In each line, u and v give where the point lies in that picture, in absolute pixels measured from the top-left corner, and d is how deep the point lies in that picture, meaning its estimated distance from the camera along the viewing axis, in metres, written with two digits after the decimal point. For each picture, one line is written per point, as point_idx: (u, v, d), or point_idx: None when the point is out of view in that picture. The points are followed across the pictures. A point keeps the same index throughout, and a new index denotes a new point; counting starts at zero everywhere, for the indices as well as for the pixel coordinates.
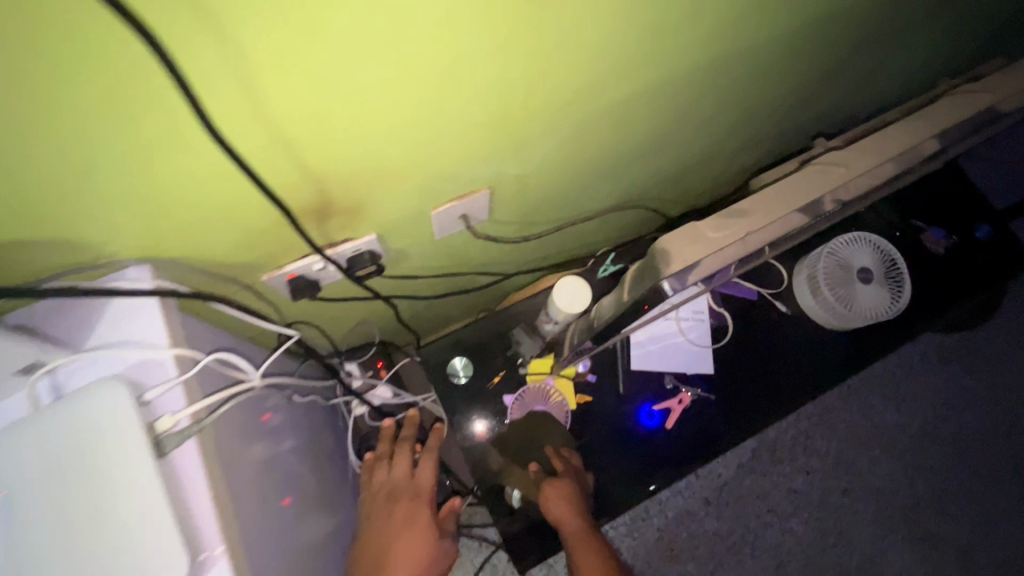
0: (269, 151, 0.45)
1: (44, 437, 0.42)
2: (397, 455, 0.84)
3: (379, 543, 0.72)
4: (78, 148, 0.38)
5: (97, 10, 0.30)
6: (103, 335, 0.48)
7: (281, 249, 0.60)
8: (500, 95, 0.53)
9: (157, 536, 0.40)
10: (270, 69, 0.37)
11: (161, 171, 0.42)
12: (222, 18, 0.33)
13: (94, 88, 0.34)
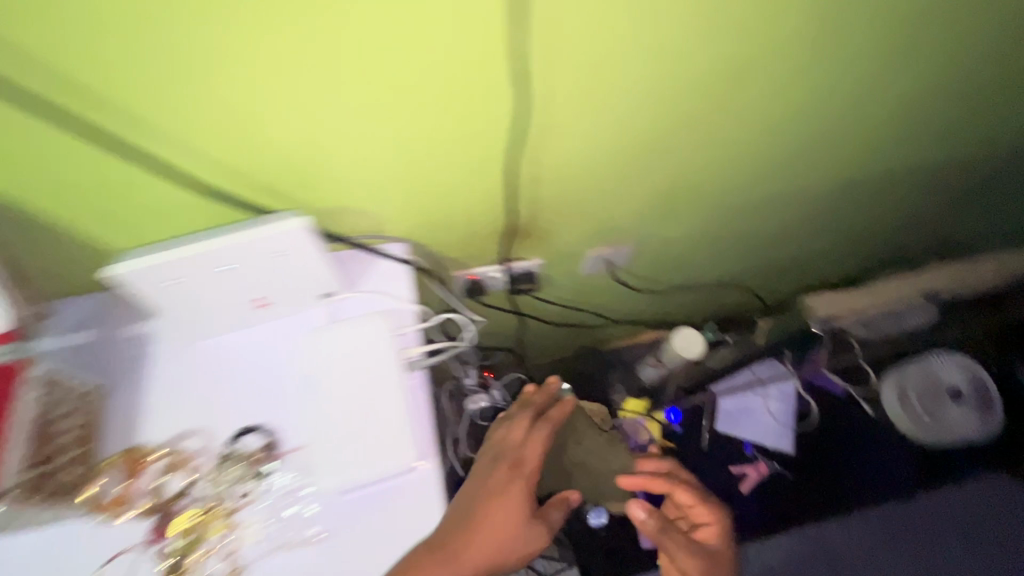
0: (517, 166, 0.63)
1: (336, 345, 0.61)
2: (519, 422, 0.66)
3: (470, 520, 0.55)
4: (417, 142, 0.56)
5: (490, 57, 0.49)
6: (370, 285, 0.65)
7: (477, 251, 0.77)
8: (678, 159, 0.70)
9: (396, 429, 0.57)
10: (553, 107, 0.56)
11: (448, 169, 0.61)
12: (548, 70, 0.52)
13: (453, 102, 0.53)
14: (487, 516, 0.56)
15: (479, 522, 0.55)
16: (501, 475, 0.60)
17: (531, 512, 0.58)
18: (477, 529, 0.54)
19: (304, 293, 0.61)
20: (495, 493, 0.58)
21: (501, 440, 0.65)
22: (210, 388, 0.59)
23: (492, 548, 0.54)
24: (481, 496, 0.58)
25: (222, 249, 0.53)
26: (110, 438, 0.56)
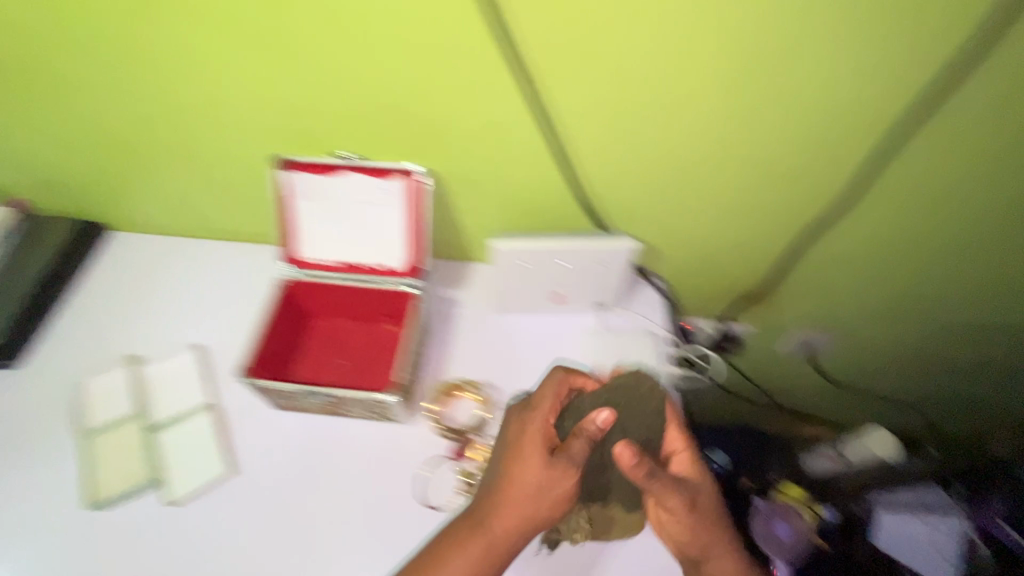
0: (793, 221, 0.70)
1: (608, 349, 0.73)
2: (541, 410, 0.59)
3: (477, 517, 0.55)
4: (726, 187, 0.66)
5: (828, 121, 0.58)
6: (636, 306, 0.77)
7: (710, 296, 0.86)
8: (933, 248, 0.73)
9: None
10: (855, 173, 0.63)
11: (737, 214, 0.70)
12: (872, 137, 0.59)
13: (776, 155, 0.62)
14: (490, 512, 0.55)
15: (464, 544, 0.54)
16: (502, 508, 0.55)
17: (545, 457, 0.56)
18: (467, 544, 0.54)
19: (591, 299, 0.74)
20: (511, 498, 0.55)
21: (512, 436, 0.58)
22: (504, 352, 0.73)
23: (488, 545, 0.54)
24: (512, 453, 0.57)
25: (570, 250, 0.67)
26: (433, 370, 0.71)
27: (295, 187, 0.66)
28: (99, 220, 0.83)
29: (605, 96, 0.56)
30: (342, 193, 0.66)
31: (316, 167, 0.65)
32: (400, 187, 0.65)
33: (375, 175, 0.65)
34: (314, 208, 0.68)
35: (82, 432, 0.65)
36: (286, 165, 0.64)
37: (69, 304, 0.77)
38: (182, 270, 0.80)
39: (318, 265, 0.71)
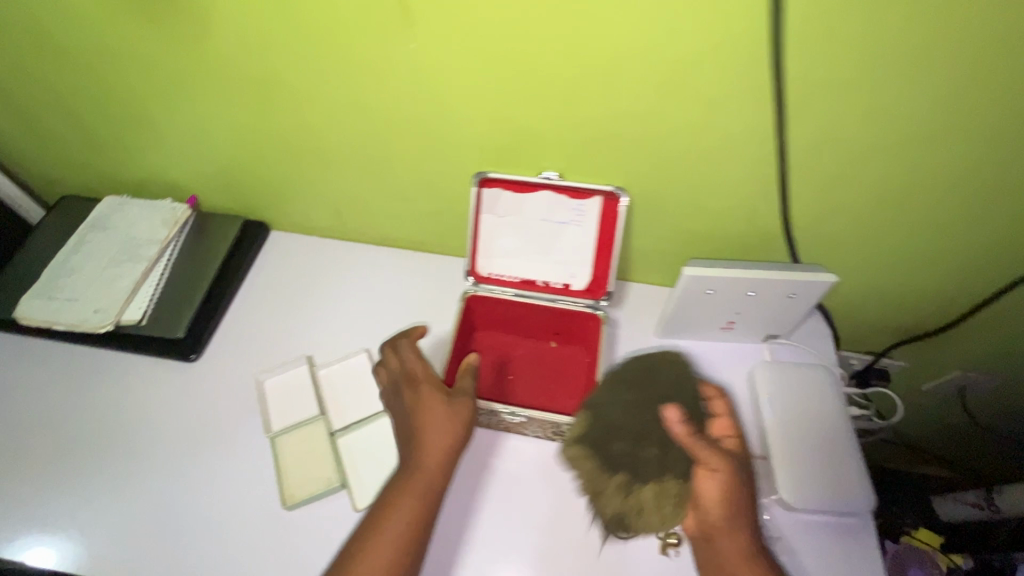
0: (993, 260, 0.66)
1: (784, 380, 0.69)
2: (414, 365, 0.63)
3: (387, 498, 0.54)
4: (933, 222, 0.63)
5: None
6: (803, 337, 0.75)
7: (868, 331, 0.83)
8: None
9: (839, 472, 0.63)
10: None
11: (935, 249, 0.67)
12: None
13: (1006, 192, 0.58)
14: (405, 488, 0.54)
15: (399, 500, 0.54)
16: (412, 454, 0.57)
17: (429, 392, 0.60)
18: (393, 514, 0.53)
19: (763, 330, 0.72)
20: (409, 443, 0.58)
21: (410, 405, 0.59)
22: None
23: (412, 514, 0.53)
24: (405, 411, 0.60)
25: (762, 281, 0.64)
26: None
27: (490, 200, 0.69)
28: (263, 219, 0.86)
29: (842, 136, 0.55)
30: (535, 209, 0.69)
31: (514, 183, 0.67)
32: (595, 206, 0.67)
33: (573, 194, 0.67)
34: (504, 222, 0.70)
35: (268, 429, 0.68)
36: (487, 178, 0.67)
37: (241, 301, 0.80)
38: (344, 277, 0.83)
39: (498, 280, 0.74)
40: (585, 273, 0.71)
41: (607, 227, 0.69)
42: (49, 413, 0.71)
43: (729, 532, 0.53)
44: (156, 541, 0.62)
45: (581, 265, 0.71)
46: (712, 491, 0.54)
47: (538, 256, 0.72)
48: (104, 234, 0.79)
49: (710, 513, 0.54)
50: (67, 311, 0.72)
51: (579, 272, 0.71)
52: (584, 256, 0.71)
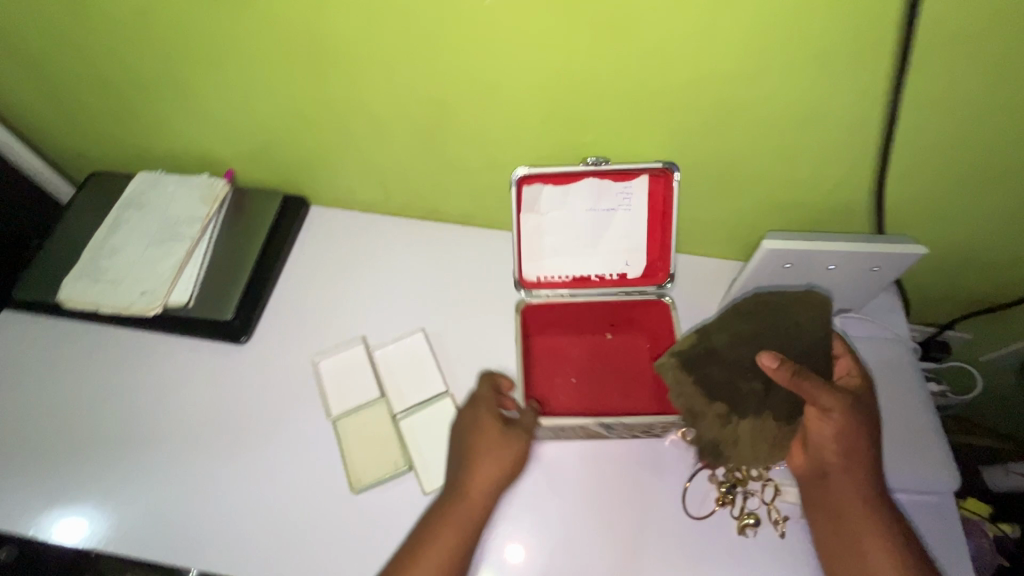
0: None
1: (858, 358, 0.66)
2: (483, 404, 0.62)
3: (448, 501, 0.56)
4: None
5: None
6: (875, 309, 0.72)
7: (938, 302, 0.80)
8: None
9: (918, 454, 0.61)
10: None
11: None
12: None
13: None
14: (463, 498, 0.56)
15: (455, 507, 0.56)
16: (465, 467, 0.58)
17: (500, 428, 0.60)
18: (453, 518, 0.55)
19: (834, 303, 0.70)
20: (466, 462, 0.58)
21: (464, 426, 0.61)
22: None
23: (467, 521, 0.55)
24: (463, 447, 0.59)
25: (846, 254, 0.61)
26: None
27: (529, 196, 0.67)
28: (302, 194, 0.83)
29: (948, 100, 0.51)
30: (578, 198, 0.66)
31: (552, 176, 0.64)
32: (643, 185, 0.65)
33: (619, 176, 0.64)
34: (547, 217, 0.68)
35: (329, 413, 0.68)
36: (523, 175, 0.64)
37: (287, 281, 0.78)
38: (390, 253, 0.80)
39: (551, 284, 0.72)
40: (641, 259, 0.71)
41: (657, 206, 0.67)
42: (104, 397, 0.71)
43: (846, 483, 0.54)
44: (228, 525, 0.62)
45: (635, 251, 0.70)
46: (826, 439, 0.54)
47: (588, 248, 0.70)
48: (141, 211, 0.75)
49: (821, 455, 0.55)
50: (111, 294, 0.70)
51: (632, 259, 0.71)
52: (635, 239, 0.70)
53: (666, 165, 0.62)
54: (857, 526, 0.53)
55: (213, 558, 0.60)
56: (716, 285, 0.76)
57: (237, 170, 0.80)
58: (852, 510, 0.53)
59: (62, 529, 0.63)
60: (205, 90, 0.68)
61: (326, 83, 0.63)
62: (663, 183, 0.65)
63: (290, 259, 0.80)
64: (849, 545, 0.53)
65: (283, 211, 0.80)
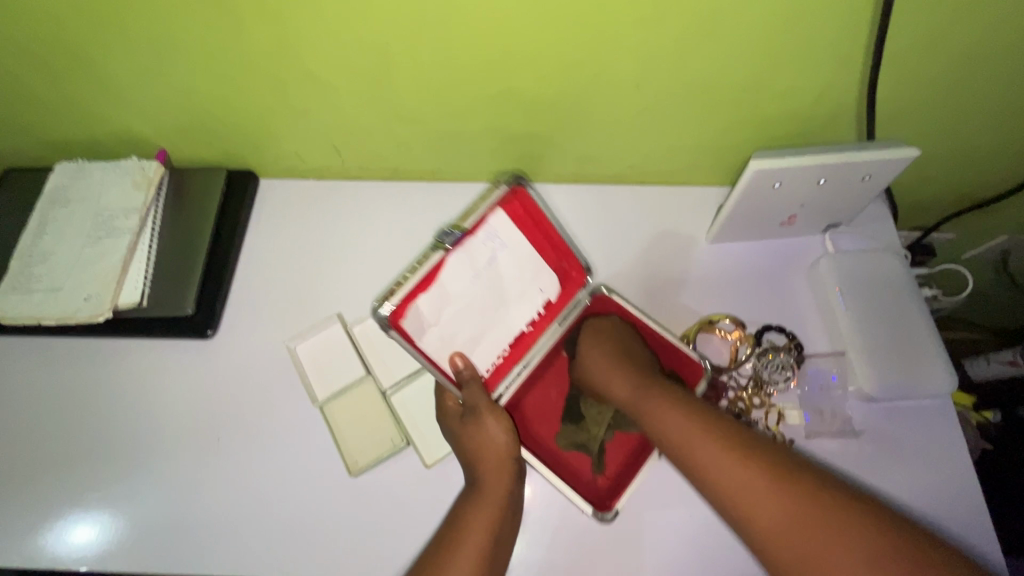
0: None
1: (853, 275, 0.65)
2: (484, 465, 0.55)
3: (458, 525, 0.51)
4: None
5: None
6: (863, 223, 0.70)
7: (923, 204, 0.78)
8: None
9: (917, 363, 0.60)
10: None
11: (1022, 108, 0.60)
12: None
13: None
14: (473, 513, 0.52)
15: (473, 515, 0.52)
16: (489, 475, 0.54)
17: (505, 490, 0.54)
18: (465, 539, 0.49)
19: (824, 220, 0.68)
20: (482, 509, 0.52)
21: (479, 441, 0.56)
22: (731, 287, 0.68)
23: (487, 527, 0.50)
24: (451, 540, 0.50)
25: (836, 167, 0.58)
26: (660, 310, 0.68)
27: (415, 326, 0.55)
28: (248, 168, 0.75)
29: None
30: (461, 282, 0.56)
31: (421, 285, 0.55)
32: (504, 217, 0.58)
33: (475, 229, 0.57)
34: (448, 318, 0.57)
35: (316, 399, 0.64)
36: (391, 312, 0.54)
37: (247, 265, 0.73)
38: (353, 221, 0.74)
39: (499, 373, 0.61)
40: (550, 277, 0.62)
41: (526, 224, 0.60)
42: (66, 414, 0.66)
43: (702, 447, 0.48)
44: (221, 529, 0.60)
45: (541, 272, 0.61)
46: (668, 416, 0.51)
47: (502, 310, 0.60)
48: (70, 207, 0.67)
49: (668, 437, 0.50)
50: (53, 303, 0.63)
51: (544, 282, 0.62)
52: (531, 264, 0.60)
53: (508, 182, 0.59)
54: (744, 488, 0.44)
55: (214, 562, 0.58)
56: (701, 213, 0.73)
57: (169, 149, 0.72)
58: (726, 475, 0.45)
59: (47, 556, 0.59)
60: (111, 62, 0.59)
61: (252, 37, 0.55)
62: (519, 200, 0.60)
63: (247, 241, 0.74)
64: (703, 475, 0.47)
65: (230, 189, 0.73)
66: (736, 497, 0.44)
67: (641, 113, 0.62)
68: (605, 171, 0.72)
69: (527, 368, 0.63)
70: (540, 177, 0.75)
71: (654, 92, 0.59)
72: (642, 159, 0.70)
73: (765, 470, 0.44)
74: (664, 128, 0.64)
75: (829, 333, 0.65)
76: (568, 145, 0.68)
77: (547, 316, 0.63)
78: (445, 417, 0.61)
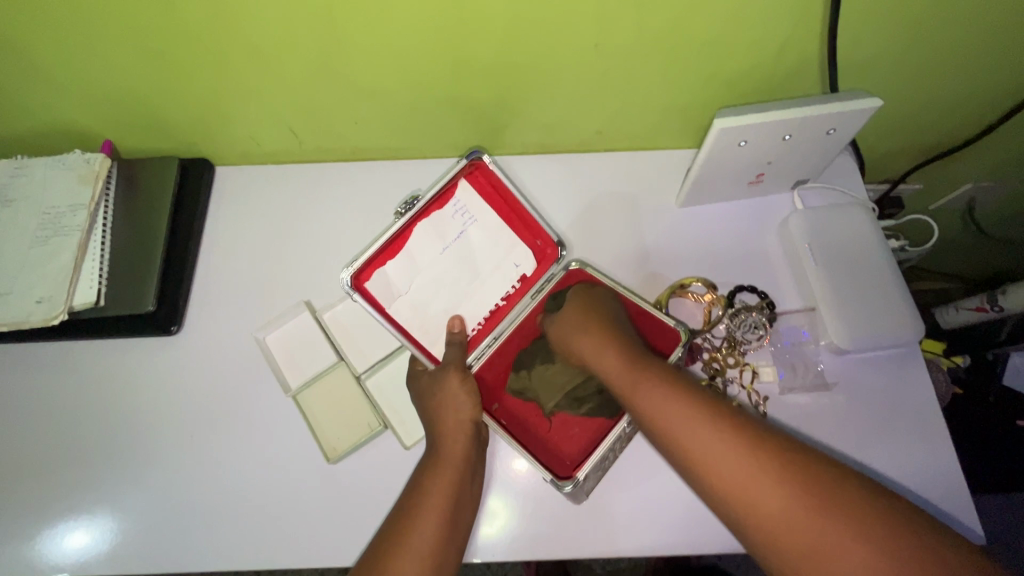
0: None
1: (822, 232, 0.65)
2: (446, 425, 0.55)
3: (418, 491, 0.51)
4: (985, 22, 0.56)
5: None
6: (830, 177, 0.71)
7: (889, 157, 0.79)
8: None
9: (886, 314, 0.61)
10: None
11: (980, 54, 0.60)
12: None
13: None
14: (433, 477, 0.52)
15: (433, 481, 0.51)
16: (449, 437, 0.54)
17: (467, 448, 0.54)
18: (425, 503, 0.50)
19: (792, 176, 0.67)
20: (441, 467, 0.52)
21: (442, 399, 0.56)
22: (703, 249, 0.68)
23: (449, 491, 0.51)
24: (410, 507, 0.50)
25: (800, 121, 0.57)
26: (633, 276, 0.67)
27: (383, 292, 0.62)
28: (202, 156, 0.72)
29: None
30: (428, 252, 0.63)
31: (386, 253, 0.61)
32: (469, 191, 0.63)
33: (441, 201, 0.62)
34: (418, 286, 0.62)
35: (287, 388, 0.63)
36: (353, 276, 0.60)
37: (210, 256, 0.70)
38: (316, 205, 0.72)
39: (472, 344, 0.63)
40: (523, 252, 0.65)
41: (495, 199, 0.64)
42: (31, 424, 0.64)
43: (698, 435, 0.44)
44: (202, 526, 0.59)
45: (514, 247, 0.65)
46: (659, 402, 0.47)
47: (474, 283, 0.64)
48: (14, 207, 0.64)
49: (658, 422, 0.46)
50: (4, 309, 0.61)
51: (518, 257, 0.65)
52: (506, 240, 0.64)
53: (468, 156, 0.62)
54: (753, 485, 0.40)
55: (200, 561, 0.58)
56: (671, 176, 0.72)
57: (116, 141, 0.69)
58: (723, 467, 0.42)
59: (25, 566, 0.58)
60: (36, 49, 0.55)
61: (188, 15, 0.51)
62: (484, 175, 0.64)
63: (207, 232, 0.71)
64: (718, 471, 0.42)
65: (184, 179, 0.70)
66: (735, 490, 0.41)
67: (605, 76, 0.60)
68: (572, 139, 0.71)
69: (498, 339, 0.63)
70: (508, 148, 0.73)
71: (616, 53, 0.57)
72: (609, 125, 0.69)
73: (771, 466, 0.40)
74: (627, 91, 0.62)
75: (801, 289, 0.65)
76: (532, 114, 0.66)
77: (519, 291, 0.65)
78: (412, 378, 0.61)
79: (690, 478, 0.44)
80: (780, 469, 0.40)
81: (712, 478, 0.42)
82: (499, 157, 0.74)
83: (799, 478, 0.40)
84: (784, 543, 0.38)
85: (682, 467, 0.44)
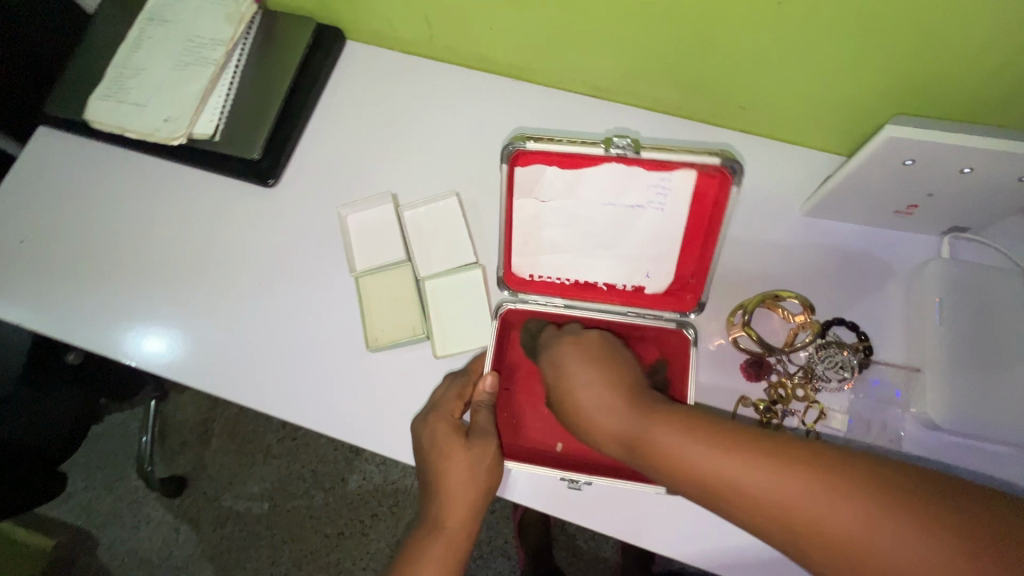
0: None
1: (966, 295, 0.56)
2: (453, 499, 0.51)
3: (414, 560, 0.51)
4: None
5: None
6: (998, 232, 0.60)
7: None
8: None
9: (1000, 409, 0.53)
10: None
11: None
12: None
13: None
14: (428, 549, 0.51)
15: (428, 553, 0.51)
16: (448, 505, 0.51)
17: (470, 512, 0.52)
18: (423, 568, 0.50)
19: (950, 218, 0.57)
20: (443, 540, 0.51)
21: (454, 473, 0.51)
22: (810, 267, 0.61)
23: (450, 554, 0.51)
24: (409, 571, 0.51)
25: (991, 154, 0.47)
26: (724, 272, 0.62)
27: (526, 180, 0.54)
28: (338, 26, 0.73)
29: None
30: (595, 193, 0.53)
31: (564, 157, 0.52)
32: (687, 182, 0.51)
33: (654, 167, 0.51)
34: (553, 207, 0.55)
35: (353, 268, 0.65)
36: (524, 151, 0.51)
37: (319, 124, 0.72)
38: (428, 104, 0.71)
39: (543, 288, 0.62)
40: (666, 273, 0.58)
41: (700, 209, 0.54)
42: (140, 230, 0.70)
43: (719, 464, 0.38)
44: (250, 365, 0.64)
45: (661, 263, 0.57)
46: (687, 446, 0.40)
47: (597, 250, 0.57)
48: (165, 27, 0.68)
49: (706, 480, 0.38)
50: (135, 119, 0.66)
51: (657, 271, 0.58)
52: (665, 249, 0.56)
53: (724, 163, 0.49)
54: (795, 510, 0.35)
55: (241, 395, 0.63)
56: (803, 178, 0.64)
57: None
58: (779, 492, 0.36)
59: (104, 345, 0.66)
60: None
61: None
62: (717, 186, 0.52)
63: (321, 101, 0.73)
64: (748, 509, 0.37)
65: (315, 43, 0.71)
66: (770, 511, 0.36)
67: (771, 45, 0.53)
68: (708, 107, 0.64)
69: (568, 307, 0.61)
70: (635, 99, 0.68)
71: (796, 22, 0.49)
72: (755, 102, 0.61)
73: (807, 480, 0.35)
74: (791, 69, 0.55)
75: (909, 344, 0.57)
76: (674, 68, 0.60)
77: (624, 296, 0.61)
78: (437, 414, 0.55)
79: (750, 524, 0.37)
80: (809, 472, 0.36)
81: (772, 509, 0.36)
82: (623, 106, 0.68)
83: (841, 478, 0.35)
84: (847, 553, 0.33)
85: (737, 515, 0.38)
